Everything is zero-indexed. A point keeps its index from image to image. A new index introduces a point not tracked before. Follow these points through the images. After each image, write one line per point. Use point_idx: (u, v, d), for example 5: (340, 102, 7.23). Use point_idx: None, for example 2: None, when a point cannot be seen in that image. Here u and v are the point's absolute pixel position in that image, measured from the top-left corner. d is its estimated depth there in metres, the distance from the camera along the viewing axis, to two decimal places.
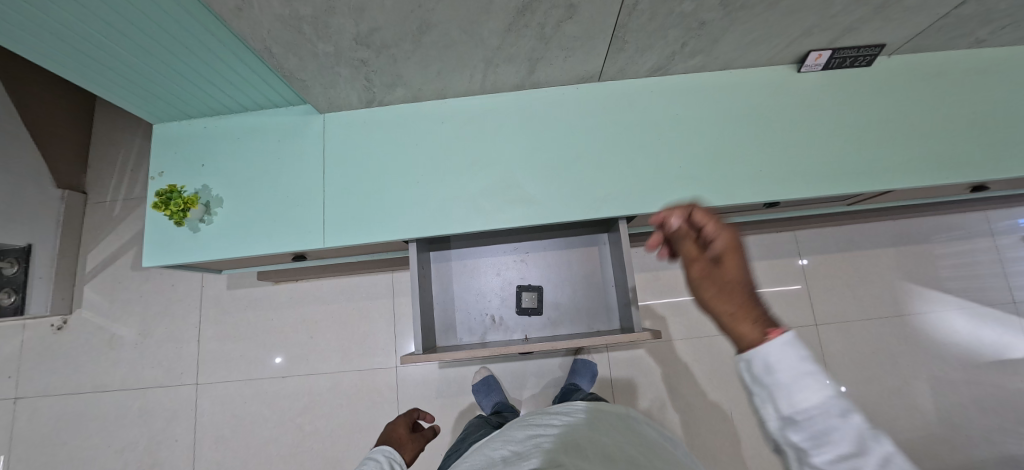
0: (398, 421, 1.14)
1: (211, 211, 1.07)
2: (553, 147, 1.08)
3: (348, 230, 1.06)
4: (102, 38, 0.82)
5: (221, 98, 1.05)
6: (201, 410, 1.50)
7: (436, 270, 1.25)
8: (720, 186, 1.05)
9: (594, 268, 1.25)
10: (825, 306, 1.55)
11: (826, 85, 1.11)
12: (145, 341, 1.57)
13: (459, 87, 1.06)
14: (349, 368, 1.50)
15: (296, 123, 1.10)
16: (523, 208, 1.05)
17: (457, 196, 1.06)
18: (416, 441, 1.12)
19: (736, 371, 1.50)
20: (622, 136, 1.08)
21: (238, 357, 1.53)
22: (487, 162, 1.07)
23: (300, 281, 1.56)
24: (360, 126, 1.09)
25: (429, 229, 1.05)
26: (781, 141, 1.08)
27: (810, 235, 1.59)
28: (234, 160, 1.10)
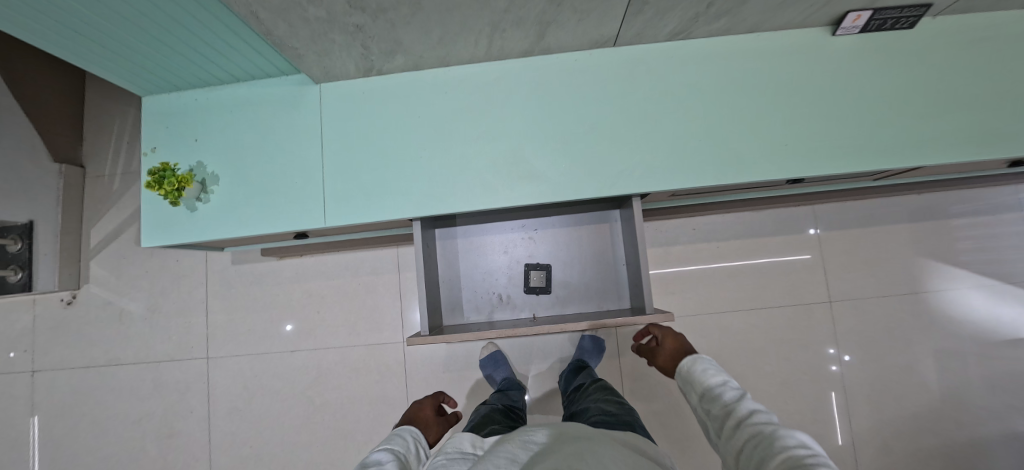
0: (423, 404, 1.13)
1: (207, 189, 1.03)
2: (564, 119, 1.01)
3: (350, 209, 1.02)
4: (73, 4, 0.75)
5: (209, 68, 0.99)
6: (214, 383, 1.53)
7: (442, 248, 1.22)
8: (740, 163, 0.99)
9: (604, 246, 1.22)
10: (840, 283, 1.52)
11: (862, 49, 1.02)
12: (155, 315, 1.58)
13: (463, 54, 0.98)
14: (356, 344, 1.50)
15: (291, 93, 1.04)
16: (531, 185, 1.00)
17: (462, 172, 1.01)
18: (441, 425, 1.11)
19: (744, 347, 1.49)
20: (638, 107, 1.01)
21: (246, 331, 1.54)
22: (493, 135, 1.01)
23: (305, 257, 1.55)
24: (359, 97, 1.03)
25: (434, 208, 1.01)
26: (809, 113, 1.00)
27: (829, 210, 1.53)
28: (228, 135, 1.05)
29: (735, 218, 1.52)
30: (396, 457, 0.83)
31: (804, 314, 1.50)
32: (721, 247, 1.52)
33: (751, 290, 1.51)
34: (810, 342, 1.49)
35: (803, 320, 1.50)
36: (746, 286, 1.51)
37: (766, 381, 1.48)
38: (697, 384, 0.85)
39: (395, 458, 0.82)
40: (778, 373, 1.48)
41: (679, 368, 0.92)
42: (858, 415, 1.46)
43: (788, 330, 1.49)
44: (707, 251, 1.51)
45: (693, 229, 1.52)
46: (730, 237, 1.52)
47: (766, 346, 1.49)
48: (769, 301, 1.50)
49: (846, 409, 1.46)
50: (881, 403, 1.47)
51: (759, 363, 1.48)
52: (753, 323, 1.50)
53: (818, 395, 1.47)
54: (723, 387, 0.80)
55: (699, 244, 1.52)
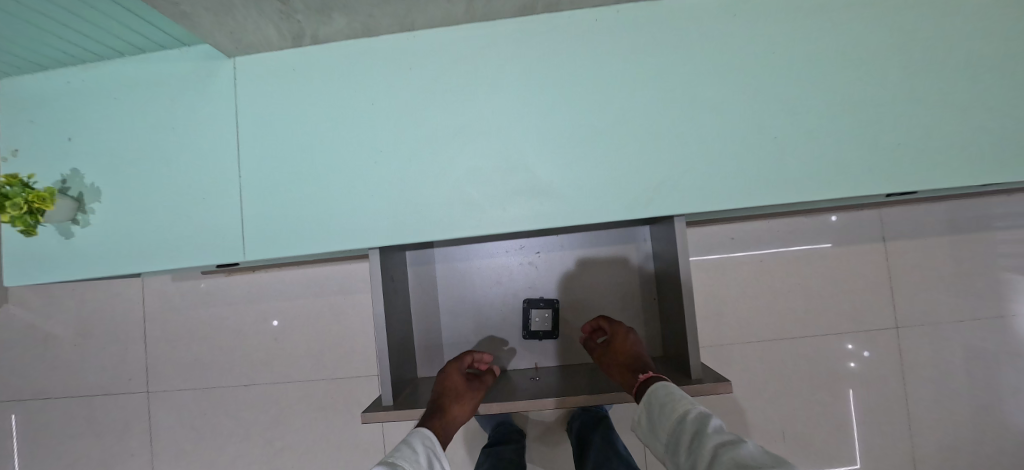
0: (453, 366, 0.82)
1: (85, 207, 0.76)
2: (579, 106, 0.71)
3: (279, 235, 0.73)
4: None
5: (68, 35, 0.69)
6: (157, 421, 1.30)
7: (417, 277, 0.95)
8: (825, 171, 0.71)
9: (624, 276, 0.97)
10: (909, 305, 1.24)
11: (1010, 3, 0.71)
12: (85, 341, 1.33)
13: (434, 12, 0.67)
14: (321, 378, 1.25)
15: (194, 72, 0.74)
16: (530, 203, 0.71)
17: (435, 186, 0.72)
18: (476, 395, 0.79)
19: (791, 383, 1.23)
20: (684, 89, 0.71)
21: (192, 362, 1.29)
22: (478, 131, 0.71)
23: (259, 273, 1.28)
24: (290, 76, 0.73)
25: (395, 235, 0.72)
26: (926, 100, 0.71)
27: (899, 214, 1.24)
28: (113, 131, 0.76)
29: (784, 225, 1.23)
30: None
31: (864, 343, 1.23)
32: (766, 261, 1.23)
33: (802, 314, 1.23)
34: (871, 377, 1.23)
35: (863, 350, 1.23)
36: (796, 310, 1.23)
37: (815, 424, 1.22)
38: (659, 417, 0.64)
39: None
40: (829, 414, 1.22)
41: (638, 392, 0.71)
42: (924, 464, 1.22)
43: (845, 361, 1.23)
44: (749, 267, 1.23)
45: (731, 238, 1.23)
46: (778, 248, 1.23)
47: (818, 382, 1.23)
48: (822, 327, 1.23)
49: (910, 456, 1.22)
50: (952, 450, 1.22)
51: (808, 402, 1.23)
52: (803, 354, 1.23)
53: (877, 440, 1.22)
54: (689, 421, 0.60)
55: (738, 257, 1.23)
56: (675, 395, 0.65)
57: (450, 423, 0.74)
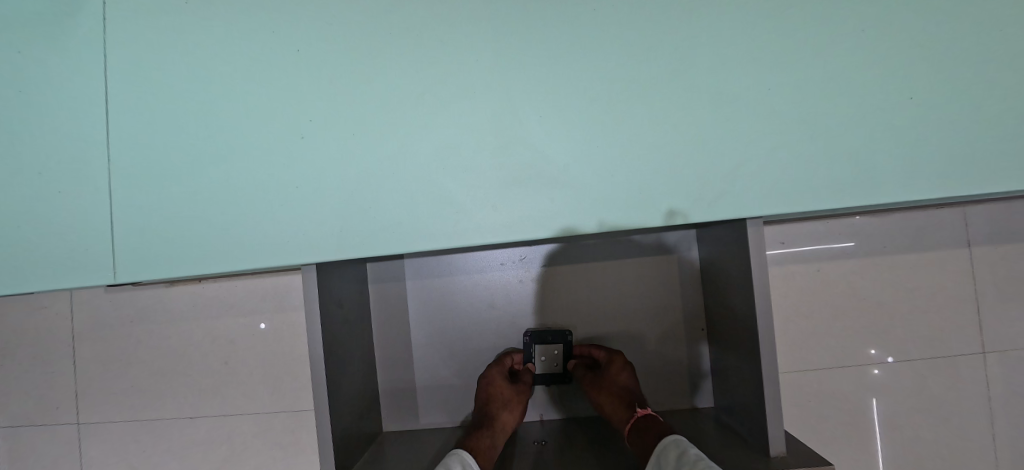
0: (495, 365, 0.73)
1: None
2: (605, 57, 0.48)
3: (171, 246, 0.51)
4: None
5: None
6: (88, 459, 1.09)
7: (391, 294, 0.77)
8: (963, 156, 0.48)
9: (652, 296, 0.77)
10: (998, 325, 1.00)
11: None
12: (4, 363, 1.12)
13: None
14: (280, 411, 1.04)
15: (48, 10, 0.51)
16: (532, 201, 0.48)
17: (392, 175, 0.49)
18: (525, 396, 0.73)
19: (854, 421, 1.00)
20: (758, 36, 0.48)
21: (129, 388, 1.08)
22: (456, 93, 0.48)
23: (206, 283, 1.06)
24: (182, 14, 0.50)
25: (334, 247, 0.49)
26: None
27: (990, 213, 1.00)
28: None
29: (847, 226, 1.00)
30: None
31: (946, 372, 1.00)
32: (824, 271, 1.00)
33: (869, 335, 1.00)
34: (954, 414, 0.99)
35: (944, 382, 1.00)
36: (861, 330, 1.00)
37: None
38: None
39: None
40: (901, 459, 0.99)
41: (653, 454, 0.58)
42: None
43: (920, 395, 1.00)
44: (802, 277, 1.00)
45: (781, 243, 1.01)
46: (839, 255, 1.00)
47: (886, 418, 1.00)
48: (892, 353, 1.00)
49: None
50: None
51: (875, 444, 1.00)
52: (869, 384, 1.00)
53: None
54: None
55: (789, 265, 1.01)
56: (687, 457, 0.52)
57: (501, 434, 0.68)
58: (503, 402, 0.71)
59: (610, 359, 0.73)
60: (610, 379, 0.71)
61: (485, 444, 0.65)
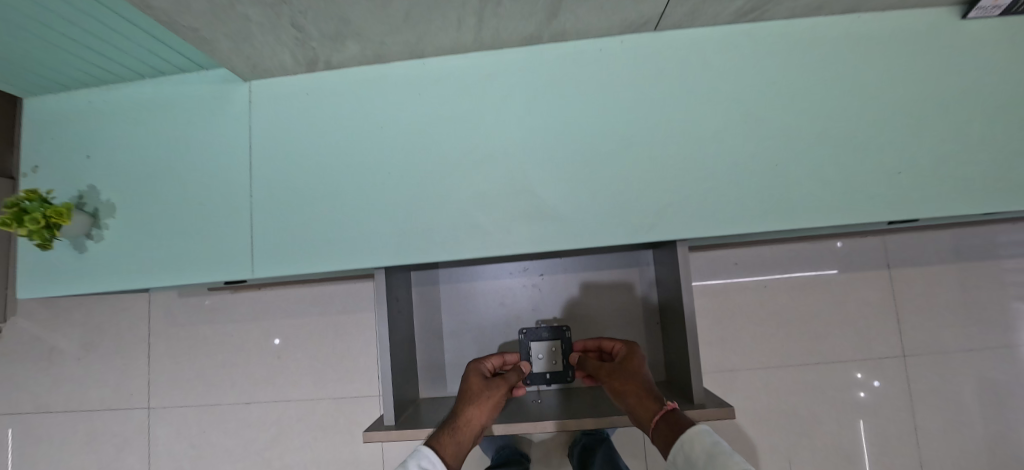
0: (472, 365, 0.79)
1: (99, 223, 0.77)
2: (583, 132, 0.73)
3: (286, 254, 0.74)
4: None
5: (92, 58, 0.72)
6: (155, 438, 1.28)
7: (423, 295, 1.00)
8: (824, 199, 0.71)
9: (625, 298, 0.99)
10: (915, 333, 1.22)
11: (1000, 40, 0.73)
12: (89, 355, 1.34)
13: (443, 42, 0.71)
14: (321, 397, 1.25)
15: (211, 95, 0.76)
16: (534, 225, 0.72)
17: (441, 205, 0.73)
18: (495, 392, 0.74)
19: (798, 412, 1.20)
20: (684, 119, 0.72)
21: (193, 378, 1.29)
22: (484, 154, 0.73)
23: (263, 290, 1.29)
24: (302, 100, 0.75)
25: (401, 254, 0.73)
26: (924, 130, 0.72)
27: (905, 241, 1.23)
28: (129, 150, 0.78)
29: (789, 250, 1.23)
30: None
31: (873, 372, 1.21)
32: (770, 286, 1.22)
33: (809, 340, 1.21)
34: (881, 406, 1.19)
35: (871, 379, 1.20)
36: (802, 335, 1.22)
37: (825, 455, 1.19)
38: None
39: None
40: (839, 444, 1.19)
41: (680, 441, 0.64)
42: None
43: (853, 391, 1.20)
44: (753, 291, 1.23)
45: (735, 264, 1.23)
46: (783, 273, 1.23)
47: (826, 409, 1.20)
48: (828, 355, 1.21)
49: None
50: None
51: (817, 432, 1.19)
52: (811, 381, 1.21)
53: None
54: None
55: (742, 282, 1.23)
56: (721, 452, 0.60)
57: (465, 431, 0.71)
58: (470, 399, 0.74)
59: (630, 350, 0.80)
60: (630, 367, 0.76)
61: (445, 442, 0.70)
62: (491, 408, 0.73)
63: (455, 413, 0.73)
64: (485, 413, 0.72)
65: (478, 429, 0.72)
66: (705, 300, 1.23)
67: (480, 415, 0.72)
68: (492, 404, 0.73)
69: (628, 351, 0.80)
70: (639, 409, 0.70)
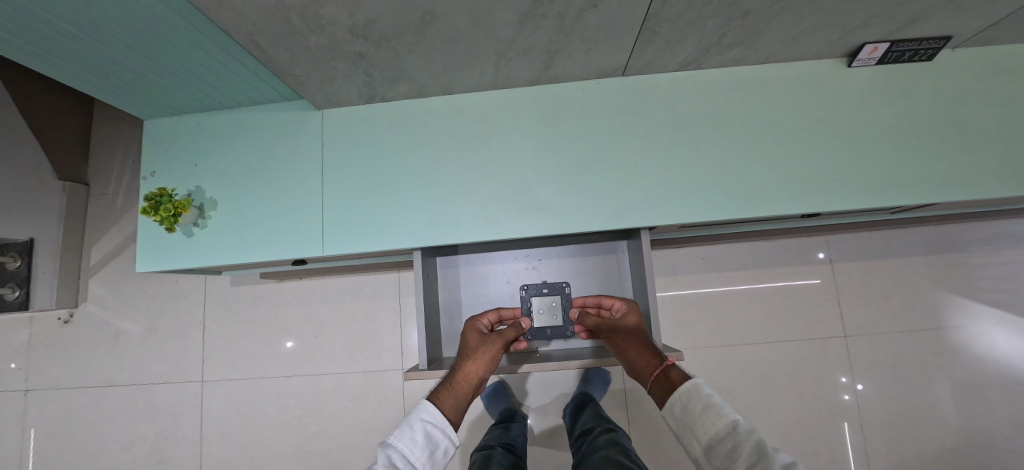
0: (469, 326, 0.90)
1: (204, 214, 1.02)
2: (570, 148, 0.99)
3: (349, 237, 0.99)
4: (58, 19, 0.71)
5: (209, 93, 0.97)
6: (207, 407, 1.49)
7: (443, 276, 1.20)
8: (750, 198, 0.95)
9: (611, 278, 1.19)
10: (854, 316, 1.45)
11: (877, 82, 0.99)
12: (151, 336, 1.55)
13: (468, 82, 0.97)
14: (353, 370, 1.47)
15: (292, 119, 1.02)
16: (535, 217, 0.97)
17: (463, 201, 0.98)
18: (489, 347, 0.85)
19: (756, 383, 1.42)
20: (646, 139, 0.98)
21: (242, 355, 1.51)
22: (498, 164, 0.98)
23: (304, 280, 1.52)
24: (362, 123, 1.02)
25: (434, 237, 0.98)
26: (823, 147, 0.97)
27: (844, 240, 1.47)
28: (227, 160, 1.03)
29: (746, 247, 1.47)
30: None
31: (819, 349, 1.43)
32: (731, 277, 1.47)
33: (764, 322, 1.45)
34: (826, 378, 1.42)
35: (817, 355, 1.43)
36: (759, 318, 1.45)
37: (780, 420, 1.40)
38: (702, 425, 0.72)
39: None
40: (791, 411, 1.40)
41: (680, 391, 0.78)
42: (880, 458, 1.37)
43: (801, 365, 1.43)
44: (717, 282, 1.47)
45: (702, 258, 1.47)
46: (742, 266, 1.47)
47: (780, 381, 1.42)
48: (780, 335, 1.44)
49: (867, 452, 1.37)
50: (903, 447, 1.37)
51: (772, 400, 1.41)
52: (766, 357, 1.43)
53: (835, 436, 1.39)
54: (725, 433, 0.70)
55: (708, 273, 1.47)
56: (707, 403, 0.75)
57: (463, 381, 0.81)
58: (469, 356, 0.85)
59: (633, 308, 0.99)
60: (632, 324, 0.95)
61: (446, 393, 0.79)
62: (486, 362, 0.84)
63: (455, 369, 0.84)
64: (481, 367, 0.83)
65: (475, 381, 0.82)
66: (677, 288, 1.47)
67: (476, 369, 0.83)
68: (487, 358, 0.84)
69: (632, 309, 0.99)
70: (642, 360, 0.86)
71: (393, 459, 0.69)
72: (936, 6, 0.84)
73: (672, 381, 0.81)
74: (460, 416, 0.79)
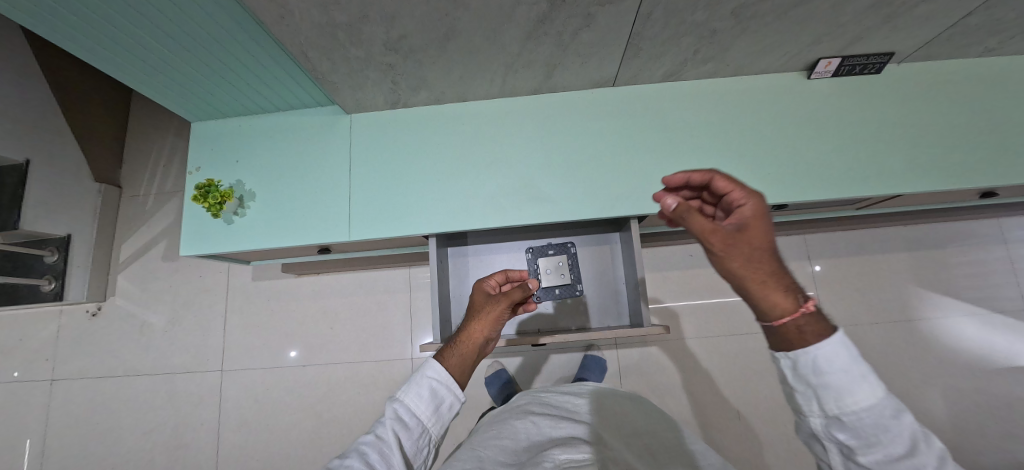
0: (477, 288, 0.90)
1: (244, 204, 1.15)
2: (567, 147, 1.13)
3: (371, 225, 1.12)
4: (144, 33, 0.86)
5: (255, 98, 1.12)
6: (226, 395, 1.57)
7: (454, 265, 1.32)
8: None
9: (605, 266, 1.31)
10: (832, 309, 1.55)
11: (833, 92, 1.14)
12: (174, 328, 1.65)
13: (479, 90, 1.12)
14: (365, 359, 1.57)
15: (325, 122, 1.17)
16: (536, 206, 1.11)
17: (474, 193, 1.12)
18: (495, 308, 0.85)
19: (743, 371, 1.52)
20: (633, 140, 1.13)
21: (260, 345, 1.60)
22: (504, 161, 1.13)
23: (321, 275, 1.63)
24: (386, 126, 1.17)
25: (448, 225, 1.11)
26: (788, 148, 1.11)
27: (821, 239, 1.59)
28: (265, 157, 1.17)
29: None
30: (402, 424, 0.68)
31: None
32: (717, 272, 1.59)
33: (749, 314, 1.56)
34: None
35: None
36: (744, 311, 1.56)
37: (767, 406, 1.49)
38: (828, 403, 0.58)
39: (407, 426, 0.68)
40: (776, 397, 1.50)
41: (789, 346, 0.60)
42: None
43: None
44: (705, 277, 1.58)
45: (691, 255, 1.59)
46: None
47: (765, 370, 1.52)
48: (764, 326, 1.55)
49: None
50: None
51: (758, 388, 1.51)
52: (752, 347, 1.53)
53: None
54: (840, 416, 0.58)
55: (696, 269, 1.59)
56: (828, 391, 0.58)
57: (469, 340, 0.80)
58: (475, 316, 0.84)
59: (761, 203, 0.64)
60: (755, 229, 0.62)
61: (452, 352, 0.79)
62: (492, 322, 0.84)
63: (461, 330, 0.83)
64: (486, 326, 0.82)
65: (480, 341, 0.81)
66: (668, 283, 1.59)
67: (482, 328, 0.82)
68: (492, 318, 0.83)
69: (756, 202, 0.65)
70: (760, 290, 0.60)
71: (399, 413, 0.69)
72: (874, 28, 1.00)
73: (801, 322, 0.59)
74: (466, 375, 0.77)
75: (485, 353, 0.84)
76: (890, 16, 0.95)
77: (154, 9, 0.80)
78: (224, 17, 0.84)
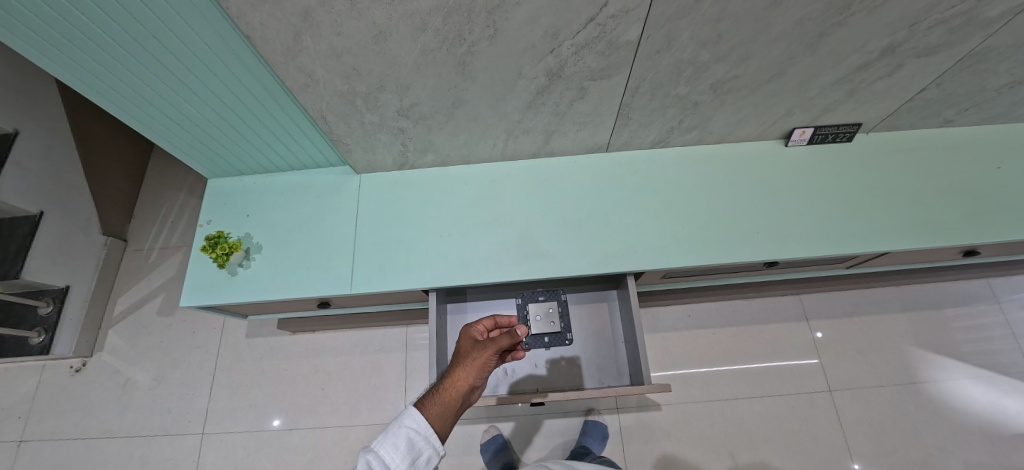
0: (465, 331, 0.89)
1: (250, 256, 1.18)
2: (563, 206, 1.19)
3: (374, 278, 1.14)
4: (176, 94, 0.94)
5: (272, 157, 1.20)
6: (203, 462, 1.47)
7: (451, 321, 1.31)
8: (714, 247, 1.13)
9: (603, 323, 1.31)
10: (837, 372, 1.52)
11: (811, 157, 1.23)
12: (159, 386, 1.59)
13: (482, 154, 1.20)
14: (356, 423, 1.49)
15: (336, 181, 1.24)
16: (535, 260, 1.14)
17: (475, 249, 1.15)
18: (480, 354, 0.83)
19: (750, 438, 1.45)
20: (626, 199, 1.19)
21: (246, 407, 1.54)
22: (505, 219, 1.18)
23: (317, 333, 1.61)
24: (393, 185, 1.23)
25: (448, 279, 1.13)
26: (772, 208, 1.17)
27: (816, 299, 1.61)
28: (276, 211, 1.22)
29: (727, 305, 1.61)
30: None
31: (807, 403, 1.49)
32: (716, 333, 1.58)
33: (752, 377, 1.52)
34: (818, 434, 1.45)
35: (807, 411, 1.48)
36: (746, 373, 1.53)
37: None
38: None
39: None
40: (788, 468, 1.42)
41: None
42: None
43: (792, 420, 1.47)
44: (703, 338, 1.57)
45: (688, 315, 1.60)
46: (726, 324, 1.59)
47: (773, 436, 1.45)
48: (768, 390, 1.51)
49: None
50: None
51: (767, 457, 1.43)
52: (757, 411, 1.48)
53: None
54: None
55: (695, 330, 1.58)
56: None
57: (453, 387, 0.78)
58: (461, 362, 0.82)
59: None
60: None
61: (435, 399, 0.77)
62: (478, 369, 0.82)
63: (445, 376, 0.81)
64: (471, 373, 0.80)
65: (465, 388, 0.78)
66: (666, 346, 1.57)
67: (467, 375, 0.80)
68: (478, 365, 0.81)
69: None
70: None
71: (371, 465, 0.66)
72: (841, 100, 1.10)
73: None
74: (447, 426, 0.75)
75: (468, 402, 0.82)
76: (853, 89, 1.06)
77: (192, 77, 0.91)
78: (255, 85, 0.94)
